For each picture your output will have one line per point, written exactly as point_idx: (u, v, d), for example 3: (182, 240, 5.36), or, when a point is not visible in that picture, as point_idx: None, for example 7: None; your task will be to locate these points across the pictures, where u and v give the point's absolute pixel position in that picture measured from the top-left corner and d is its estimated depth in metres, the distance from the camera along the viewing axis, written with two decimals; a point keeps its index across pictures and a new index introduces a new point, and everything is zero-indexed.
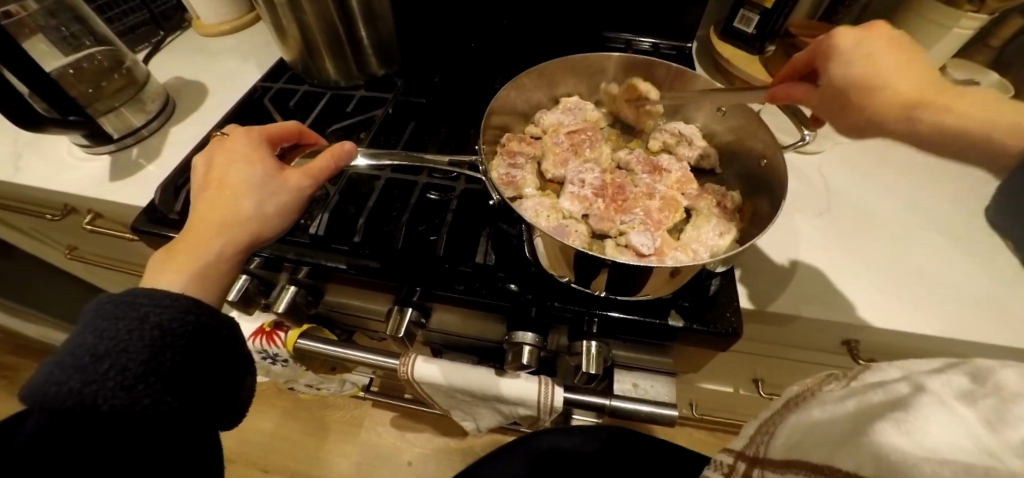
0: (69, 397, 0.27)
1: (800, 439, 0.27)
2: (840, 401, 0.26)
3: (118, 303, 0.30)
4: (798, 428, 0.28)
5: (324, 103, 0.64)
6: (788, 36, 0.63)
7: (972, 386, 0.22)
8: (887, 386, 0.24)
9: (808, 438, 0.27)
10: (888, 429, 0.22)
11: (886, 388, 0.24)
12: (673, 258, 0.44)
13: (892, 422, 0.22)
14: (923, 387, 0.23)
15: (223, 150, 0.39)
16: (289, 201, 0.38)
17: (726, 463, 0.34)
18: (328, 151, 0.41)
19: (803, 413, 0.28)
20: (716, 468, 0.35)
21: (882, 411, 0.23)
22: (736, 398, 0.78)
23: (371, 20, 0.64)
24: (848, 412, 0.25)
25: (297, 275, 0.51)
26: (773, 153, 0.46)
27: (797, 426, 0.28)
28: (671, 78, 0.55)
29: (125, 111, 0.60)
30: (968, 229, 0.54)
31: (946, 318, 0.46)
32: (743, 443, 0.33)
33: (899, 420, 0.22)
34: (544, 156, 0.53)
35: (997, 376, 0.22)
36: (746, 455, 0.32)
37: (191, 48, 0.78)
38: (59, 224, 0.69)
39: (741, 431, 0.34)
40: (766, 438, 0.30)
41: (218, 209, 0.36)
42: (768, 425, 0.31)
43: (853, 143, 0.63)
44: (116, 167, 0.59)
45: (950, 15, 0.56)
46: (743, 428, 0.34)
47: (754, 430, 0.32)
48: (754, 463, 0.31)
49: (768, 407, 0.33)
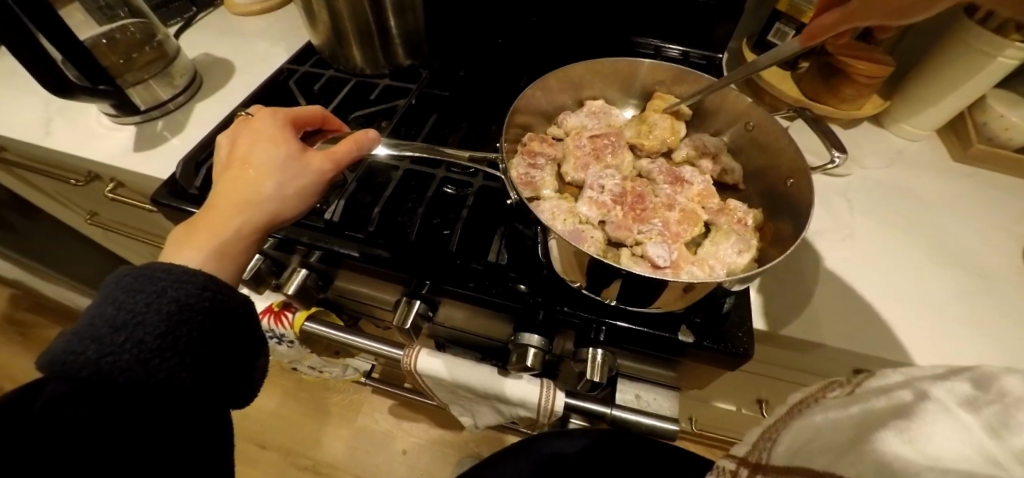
0: (87, 367, 0.27)
1: (805, 445, 0.26)
2: (842, 407, 0.25)
3: (138, 277, 0.31)
4: (801, 434, 0.26)
5: (348, 89, 0.64)
6: (823, 54, 0.60)
7: (975, 393, 0.20)
8: (890, 394, 0.23)
9: (811, 446, 0.25)
10: (890, 437, 0.21)
11: (889, 395, 0.23)
12: (688, 273, 0.43)
13: (895, 430, 0.21)
14: (926, 393, 0.21)
15: (249, 130, 0.39)
16: (310, 184, 0.38)
17: (728, 469, 0.31)
18: (352, 138, 0.41)
19: (806, 419, 0.27)
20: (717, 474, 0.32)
21: (885, 419, 0.22)
22: (738, 418, 0.76)
23: (401, 10, 0.63)
24: (851, 417, 0.24)
25: (309, 259, 0.51)
26: (801, 174, 0.44)
27: (802, 432, 0.26)
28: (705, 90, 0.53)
29: (154, 83, 0.61)
30: (1000, 266, 0.52)
31: (967, 356, 0.44)
32: (747, 449, 0.31)
33: (902, 428, 0.21)
34: (564, 159, 0.52)
35: (1002, 382, 0.20)
36: (749, 461, 0.30)
37: (222, 25, 0.79)
38: (81, 189, 0.70)
39: (743, 437, 0.32)
40: (768, 444, 0.29)
41: (238, 188, 0.36)
42: (770, 431, 0.29)
43: (882, 169, 0.61)
44: (141, 138, 0.60)
45: (996, 44, 0.52)
46: (745, 435, 0.32)
47: (755, 438, 0.30)
48: (757, 469, 0.28)
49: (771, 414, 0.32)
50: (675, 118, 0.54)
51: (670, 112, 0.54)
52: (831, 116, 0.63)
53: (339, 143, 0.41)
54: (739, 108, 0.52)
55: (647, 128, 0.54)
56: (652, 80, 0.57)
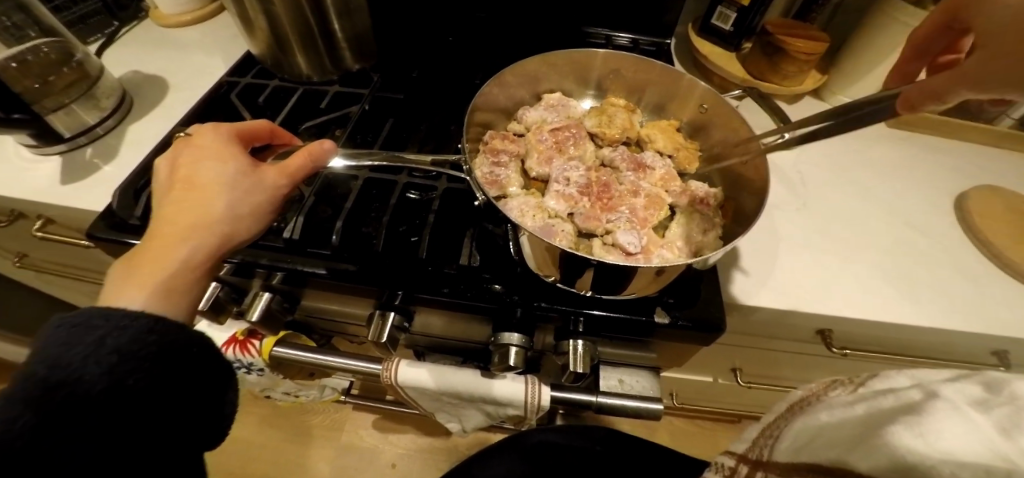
0: (23, 436, 0.24)
1: (811, 441, 0.26)
2: (849, 406, 0.25)
3: (70, 329, 0.28)
4: (805, 431, 0.27)
5: (296, 99, 0.62)
6: (764, 33, 0.63)
7: (985, 394, 0.21)
8: (898, 393, 0.23)
9: (817, 442, 0.26)
10: (900, 432, 0.21)
11: (897, 395, 0.23)
12: (659, 257, 0.44)
13: (905, 424, 0.21)
14: (935, 393, 0.22)
15: (189, 146, 0.37)
16: (266, 199, 0.37)
17: (727, 466, 0.34)
18: (305, 149, 0.39)
19: (810, 417, 0.27)
20: (717, 470, 0.35)
21: (892, 415, 0.22)
22: (715, 387, 0.80)
23: (346, 11, 0.60)
24: (857, 416, 0.24)
25: (271, 281, 0.48)
26: (750, 145, 0.47)
27: (805, 429, 0.27)
28: (671, 82, 0.54)
29: (76, 107, 0.56)
30: (935, 225, 0.56)
31: (917, 311, 0.48)
32: (746, 446, 0.33)
33: (911, 423, 0.21)
34: (528, 155, 0.52)
35: (1012, 386, 0.20)
36: (749, 457, 0.32)
37: (150, 39, 0.73)
38: (5, 230, 0.63)
39: (742, 433, 0.34)
40: (771, 441, 0.30)
41: (183, 212, 0.34)
42: (772, 429, 0.30)
43: (825, 141, 0.65)
44: (69, 168, 0.55)
45: (916, 16, 0.56)
46: (744, 431, 0.34)
47: (756, 435, 0.32)
48: (758, 466, 0.30)
49: (772, 410, 0.33)
50: (628, 111, 0.57)
51: (623, 105, 0.57)
52: (776, 93, 0.66)
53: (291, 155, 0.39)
54: (693, 91, 0.53)
55: (608, 121, 0.54)
56: (608, 69, 0.57)
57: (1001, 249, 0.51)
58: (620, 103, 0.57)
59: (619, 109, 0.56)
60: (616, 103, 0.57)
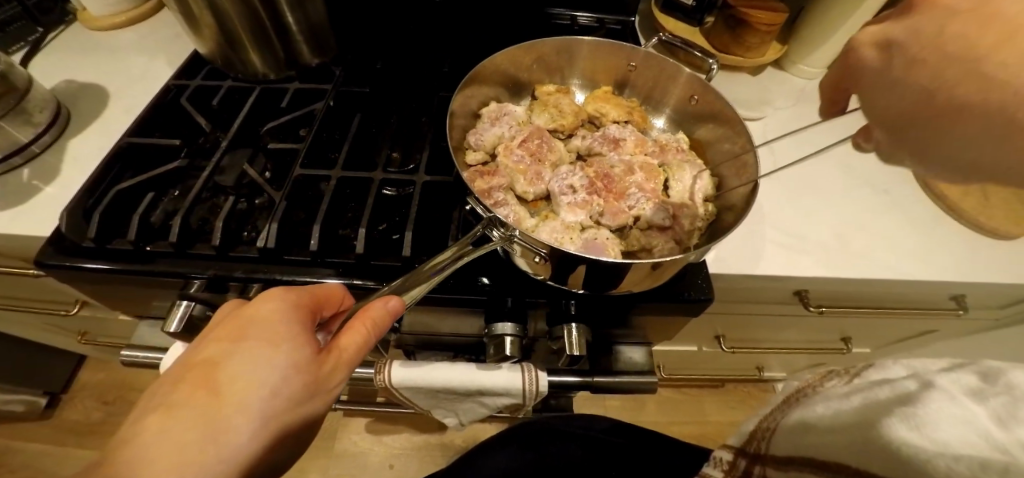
0: None
1: (807, 438, 0.27)
2: (845, 398, 0.26)
3: None
4: (801, 425, 0.28)
5: (254, 99, 0.58)
6: (726, 7, 0.63)
7: (980, 384, 0.21)
8: (893, 384, 0.24)
9: (814, 434, 0.26)
10: (896, 425, 0.21)
11: (892, 385, 0.24)
12: (689, 215, 0.46)
13: (900, 417, 0.21)
14: (931, 383, 0.22)
15: (237, 318, 0.31)
16: (298, 412, 0.30)
17: (725, 460, 0.35)
18: (365, 318, 0.32)
19: (808, 409, 0.28)
20: (716, 465, 0.36)
21: (889, 406, 0.22)
22: (700, 356, 0.82)
23: (299, 4, 0.56)
24: (852, 408, 0.25)
25: (246, 293, 0.46)
26: (699, 90, 0.53)
27: (801, 423, 0.28)
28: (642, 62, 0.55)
29: (6, 124, 0.51)
30: (891, 181, 0.59)
31: (891, 267, 0.50)
32: (743, 439, 0.34)
33: (906, 415, 0.21)
34: (514, 180, 0.49)
35: (1007, 376, 0.21)
36: (746, 451, 0.33)
37: (81, 45, 0.67)
38: None
39: (739, 427, 0.35)
40: (767, 434, 0.31)
41: (191, 438, 0.26)
42: (768, 422, 0.31)
43: (789, 107, 0.67)
44: (4, 193, 0.50)
45: None
46: (742, 425, 0.35)
47: (754, 427, 0.33)
48: (757, 459, 0.31)
49: (767, 403, 0.34)
50: (561, 92, 0.56)
51: (556, 89, 0.56)
52: (741, 64, 0.67)
53: (346, 327, 0.32)
54: (663, 65, 0.54)
55: (559, 107, 0.54)
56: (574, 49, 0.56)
57: (952, 197, 0.55)
58: (552, 86, 0.56)
59: (557, 95, 0.55)
60: (551, 86, 0.57)
